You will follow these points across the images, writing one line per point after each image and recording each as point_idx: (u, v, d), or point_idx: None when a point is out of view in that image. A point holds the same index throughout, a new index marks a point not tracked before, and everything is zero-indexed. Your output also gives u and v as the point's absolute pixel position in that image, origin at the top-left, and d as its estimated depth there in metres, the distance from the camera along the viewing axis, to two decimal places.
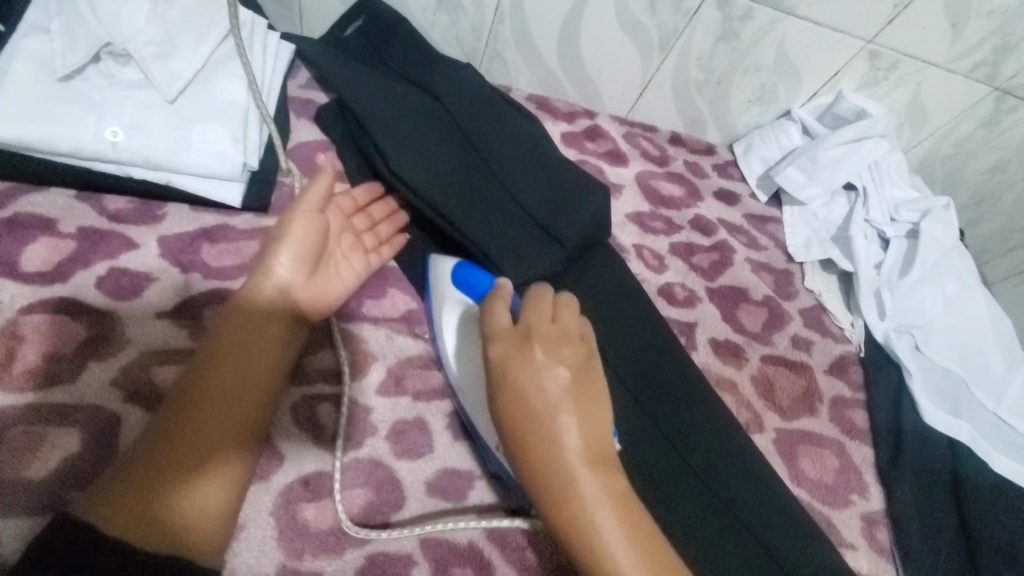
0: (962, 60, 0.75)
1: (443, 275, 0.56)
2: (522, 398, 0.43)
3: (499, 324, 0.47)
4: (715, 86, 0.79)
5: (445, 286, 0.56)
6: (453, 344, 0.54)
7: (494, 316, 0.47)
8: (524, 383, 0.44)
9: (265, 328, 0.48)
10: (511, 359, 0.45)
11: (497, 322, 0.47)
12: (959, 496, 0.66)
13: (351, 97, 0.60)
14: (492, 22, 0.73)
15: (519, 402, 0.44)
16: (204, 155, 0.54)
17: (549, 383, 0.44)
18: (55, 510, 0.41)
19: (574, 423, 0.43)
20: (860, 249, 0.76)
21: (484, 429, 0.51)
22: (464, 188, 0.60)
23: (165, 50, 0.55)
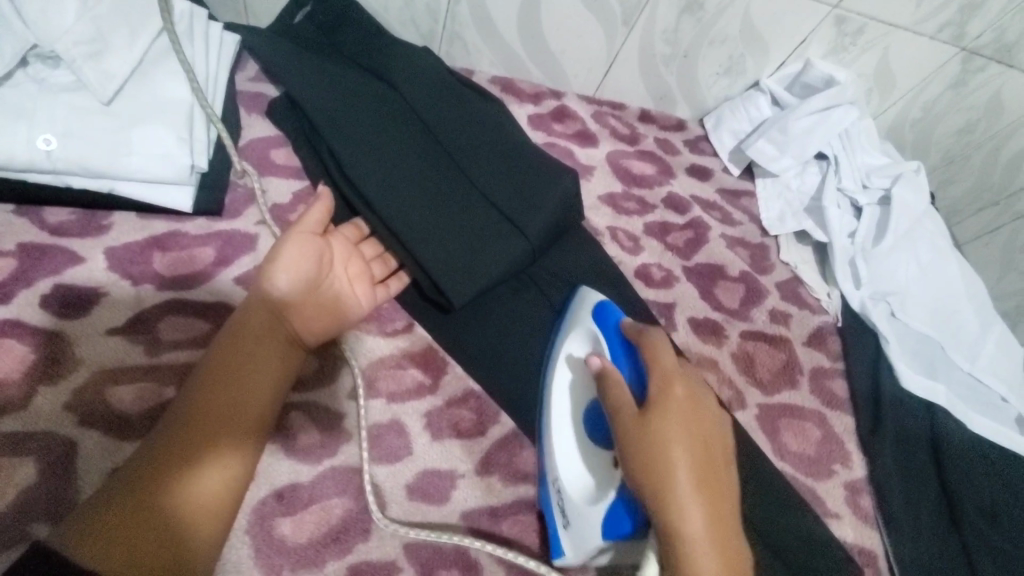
0: (929, 21, 0.75)
1: (583, 306, 0.57)
2: (671, 434, 0.45)
3: (664, 363, 0.49)
4: (683, 59, 0.77)
5: (580, 315, 0.57)
6: (569, 371, 0.55)
7: (666, 367, 0.49)
8: (687, 443, 0.45)
9: (266, 341, 0.48)
10: (682, 426, 0.46)
11: (663, 364, 0.49)
12: (937, 457, 0.68)
13: (301, 96, 0.58)
14: (449, 3, 0.69)
15: (686, 475, 0.43)
16: (148, 160, 0.51)
17: (697, 434, 0.46)
18: (26, 539, 0.39)
19: (704, 476, 0.44)
20: (834, 219, 0.76)
21: (547, 418, 0.52)
22: (423, 185, 0.58)
23: (98, 49, 0.51)
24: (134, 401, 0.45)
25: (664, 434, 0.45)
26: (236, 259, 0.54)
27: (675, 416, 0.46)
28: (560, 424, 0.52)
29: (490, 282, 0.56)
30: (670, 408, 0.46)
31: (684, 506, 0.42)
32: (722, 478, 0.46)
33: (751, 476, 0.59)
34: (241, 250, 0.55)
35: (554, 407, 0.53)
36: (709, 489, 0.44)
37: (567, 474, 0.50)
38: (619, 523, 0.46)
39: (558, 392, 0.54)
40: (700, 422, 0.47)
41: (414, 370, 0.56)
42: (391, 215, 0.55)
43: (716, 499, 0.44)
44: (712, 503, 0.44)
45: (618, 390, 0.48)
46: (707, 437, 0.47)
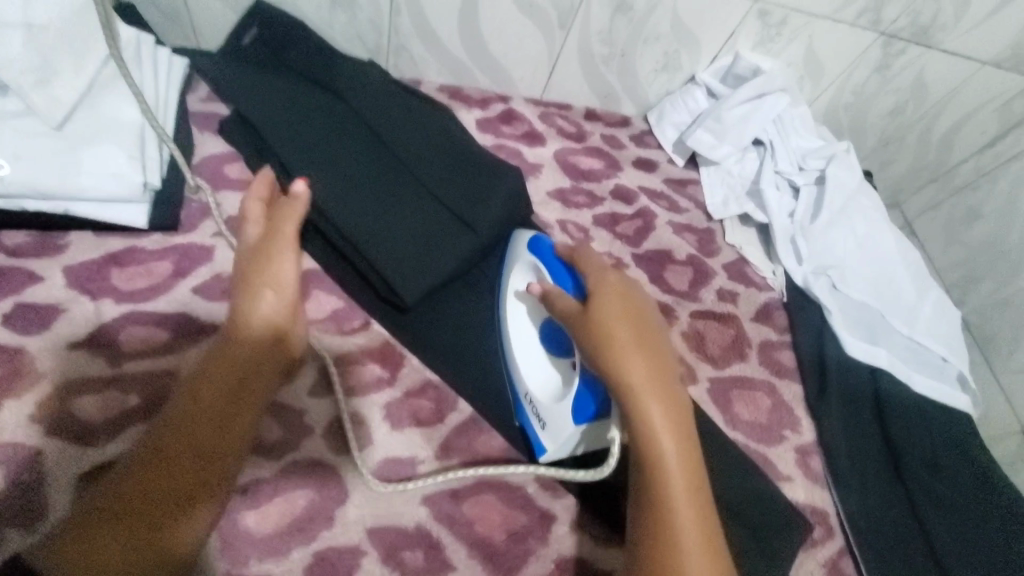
0: (846, 9, 0.79)
1: (519, 243, 0.62)
2: (601, 310, 0.50)
3: (591, 262, 0.55)
4: (620, 59, 0.81)
5: (518, 252, 0.62)
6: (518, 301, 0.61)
7: (595, 267, 0.54)
8: (617, 314, 0.50)
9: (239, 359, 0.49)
10: (615, 307, 0.50)
11: (591, 262, 0.55)
12: (882, 417, 0.72)
13: (253, 112, 0.62)
14: (390, 17, 0.72)
15: (619, 330, 0.49)
16: (101, 179, 0.53)
17: (626, 307, 0.51)
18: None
19: (635, 341, 0.49)
20: (771, 200, 0.81)
21: (510, 343, 0.59)
22: (372, 189, 0.61)
23: (46, 77, 0.52)
24: (97, 409, 0.47)
25: (603, 316, 0.50)
26: (193, 270, 0.56)
27: (608, 300, 0.51)
28: (520, 345, 0.59)
29: (442, 277, 0.59)
30: (602, 290, 0.52)
31: (622, 357, 0.48)
32: (655, 337, 0.51)
33: (703, 445, 0.62)
34: (198, 261, 0.57)
35: (512, 333, 0.59)
36: (648, 353, 0.49)
37: (534, 383, 0.56)
38: (585, 406, 0.52)
39: (512, 320, 0.60)
40: (626, 297, 0.52)
41: (373, 365, 0.58)
42: (340, 218, 0.58)
43: (657, 362, 0.49)
44: (653, 364, 0.48)
45: (558, 297, 0.53)
46: (638, 311, 0.52)
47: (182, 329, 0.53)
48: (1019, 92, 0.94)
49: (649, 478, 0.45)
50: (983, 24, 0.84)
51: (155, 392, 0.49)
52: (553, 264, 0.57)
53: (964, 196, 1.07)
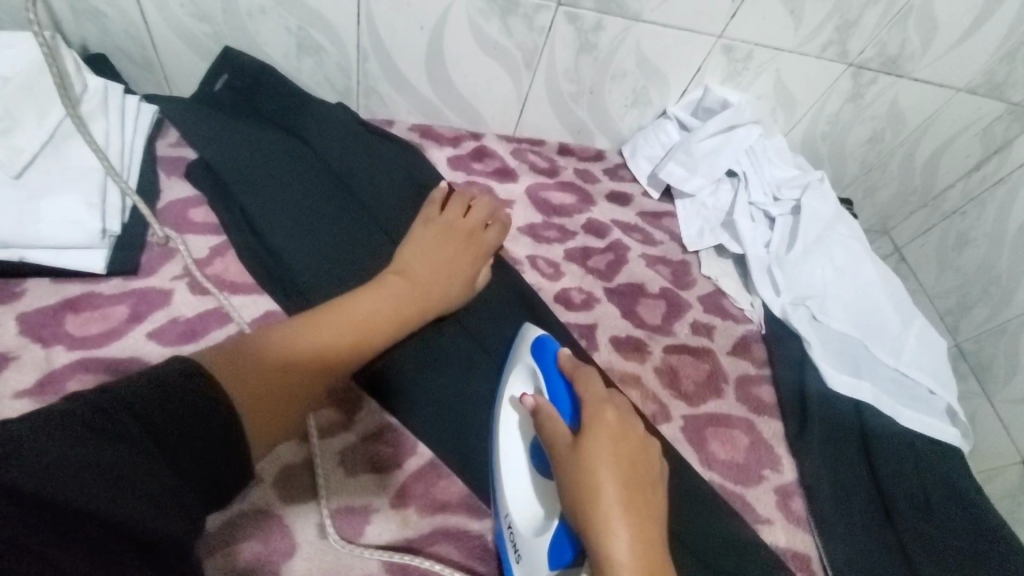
0: (811, 43, 0.79)
1: (524, 343, 0.57)
2: (591, 456, 0.45)
3: (593, 389, 0.50)
4: (589, 95, 0.82)
5: (521, 352, 0.57)
6: (516, 413, 0.55)
7: (596, 397, 0.49)
8: (613, 467, 0.45)
9: (415, 304, 0.56)
10: (614, 455, 0.45)
11: (593, 387, 0.50)
12: (868, 453, 0.69)
13: (220, 161, 0.64)
14: (357, 62, 0.73)
15: (611, 489, 0.44)
16: (59, 226, 0.54)
17: (624, 453, 0.46)
18: None
19: (624, 503, 0.43)
20: (745, 231, 0.80)
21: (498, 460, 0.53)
22: (329, 237, 0.62)
23: (7, 126, 0.55)
24: None
25: (595, 465, 0.45)
26: (149, 315, 0.56)
27: (608, 443, 0.46)
28: (507, 460, 0.53)
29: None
30: (598, 430, 0.46)
31: (609, 525, 0.42)
32: (651, 499, 0.45)
33: (675, 487, 0.60)
34: (154, 306, 0.57)
35: (501, 446, 0.53)
36: (641, 529, 0.43)
37: (517, 508, 0.50)
38: (562, 551, 0.46)
39: (505, 429, 0.54)
40: (625, 440, 0.47)
41: (329, 409, 0.56)
42: (300, 266, 0.60)
43: (649, 549, 0.42)
44: (645, 546, 0.42)
45: (549, 418, 0.49)
46: (637, 462, 0.46)
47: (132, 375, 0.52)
48: (997, 117, 0.93)
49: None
50: (953, 52, 0.83)
51: None
52: (552, 376, 0.52)
53: (953, 221, 1.06)
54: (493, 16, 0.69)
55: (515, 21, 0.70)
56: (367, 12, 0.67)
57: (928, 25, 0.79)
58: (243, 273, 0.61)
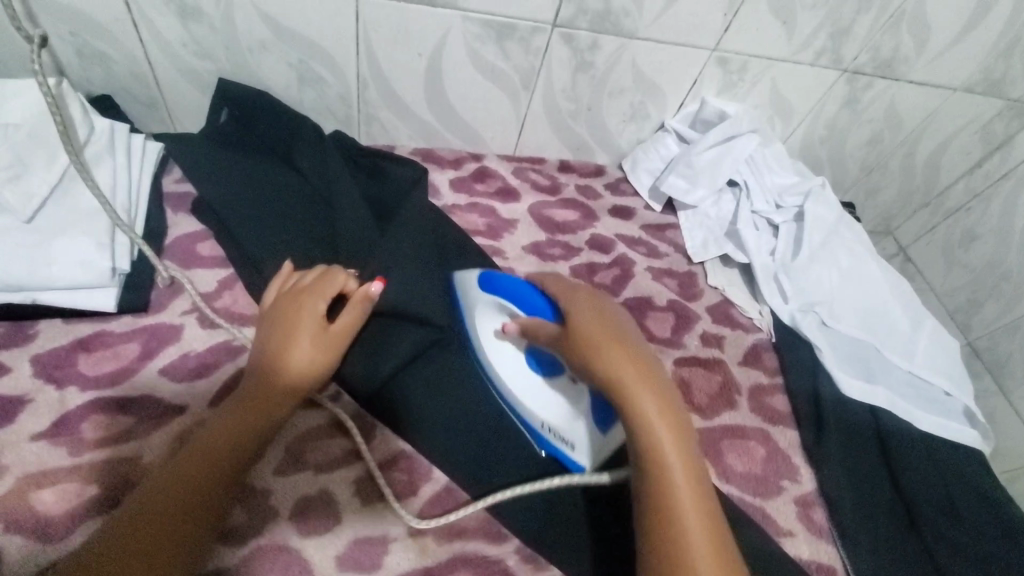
0: (804, 51, 0.80)
1: (468, 285, 0.62)
2: (575, 320, 0.51)
3: (556, 283, 0.57)
4: (588, 112, 0.82)
5: (471, 296, 0.61)
6: (498, 344, 0.61)
7: (563, 288, 0.56)
8: (593, 321, 0.51)
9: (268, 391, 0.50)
10: (591, 315, 0.52)
11: (556, 282, 0.57)
12: (887, 458, 0.68)
13: (221, 199, 0.64)
14: (357, 91, 0.74)
15: (600, 335, 0.50)
16: (69, 267, 0.55)
17: (598, 312, 0.52)
18: None
19: (615, 341, 0.49)
20: (750, 240, 0.81)
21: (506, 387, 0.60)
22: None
23: (17, 173, 0.56)
24: (56, 502, 0.46)
25: (589, 336, 0.50)
26: (161, 351, 0.56)
27: (584, 310, 0.52)
28: (518, 385, 0.60)
29: (407, 356, 0.60)
30: (573, 303, 0.53)
31: (609, 359, 0.48)
32: (635, 340, 0.51)
33: None
34: (166, 342, 0.57)
35: (508, 378, 0.60)
36: (635, 359, 0.49)
37: (546, 412, 0.58)
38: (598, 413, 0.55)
39: (497, 358, 0.61)
40: (596, 306, 0.53)
41: (342, 438, 0.56)
42: None
43: (655, 382, 0.48)
44: (643, 371, 0.48)
45: (540, 328, 0.54)
46: (611, 318, 0.53)
47: (144, 412, 0.52)
48: (996, 113, 0.94)
49: (655, 505, 0.44)
50: (948, 52, 0.84)
51: (113, 483, 0.48)
52: (511, 295, 0.57)
53: (957, 220, 1.06)
54: (490, 41, 0.70)
55: (511, 44, 0.71)
56: (367, 42, 0.68)
57: (921, 28, 0.80)
58: (251, 305, 0.62)
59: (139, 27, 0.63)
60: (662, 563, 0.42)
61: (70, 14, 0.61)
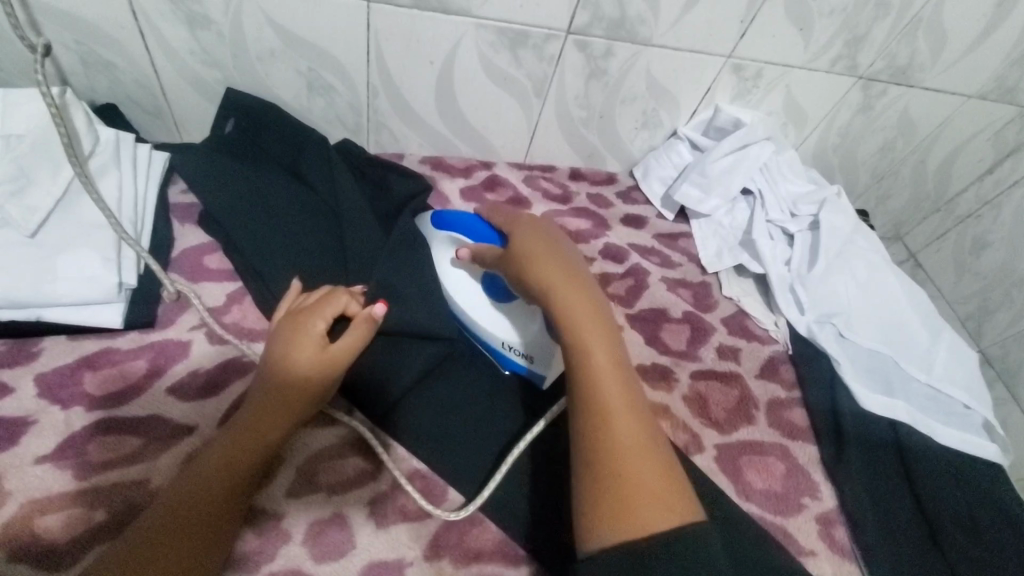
0: (820, 58, 0.79)
1: (426, 226, 0.64)
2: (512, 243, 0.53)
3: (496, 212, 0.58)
4: (600, 120, 0.81)
5: (429, 235, 0.64)
6: (458, 277, 0.63)
7: (504, 215, 0.57)
8: (525, 238, 0.52)
9: (272, 414, 0.48)
10: (526, 234, 0.53)
11: (496, 212, 0.58)
12: (908, 474, 0.67)
13: (230, 210, 0.63)
14: (367, 99, 0.73)
15: (533, 249, 0.51)
16: (74, 283, 0.53)
17: (529, 232, 0.54)
18: None
19: (545, 256, 0.50)
20: (765, 250, 0.79)
21: (468, 317, 0.62)
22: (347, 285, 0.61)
23: (21, 186, 0.55)
24: (62, 529, 0.44)
25: (524, 251, 0.51)
26: (169, 368, 0.55)
27: (521, 231, 0.54)
28: (478, 312, 0.62)
29: (418, 373, 0.59)
30: (513, 227, 0.55)
31: (536, 268, 0.49)
32: (565, 253, 0.52)
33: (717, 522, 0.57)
34: (175, 359, 0.56)
35: (463, 303, 0.63)
36: (562, 267, 0.50)
37: (505, 334, 0.60)
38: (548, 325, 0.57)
39: (457, 290, 0.63)
40: (533, 227, 0.54)
41: (355, 458, 0.55)
42: None
43: (580, 286, 0.48)
44: (569, 277, 0.49)
45: (485, 253, 0.55)
46: (544, 235, 0.53)
47: (153, 433, 0.50)
48: (1009, 120, 0.93)
49: (580, 393, 0.44)
50: (963, 59, 0.83)
51: (122, 507, 0.46)
52: (460, 228, 0.59)
53: (968, 226, 1.05)
54: (503, 49, 0.69)
55: (524, 52, 0.70)
56: (377, 49, 0.67)
57: (937, 35, 0.79)
58: (261, 320, 0.61)
59: (145, 35, 0.62)
60: (590, 447, 0.42)
61: (74, 21, 0.59)
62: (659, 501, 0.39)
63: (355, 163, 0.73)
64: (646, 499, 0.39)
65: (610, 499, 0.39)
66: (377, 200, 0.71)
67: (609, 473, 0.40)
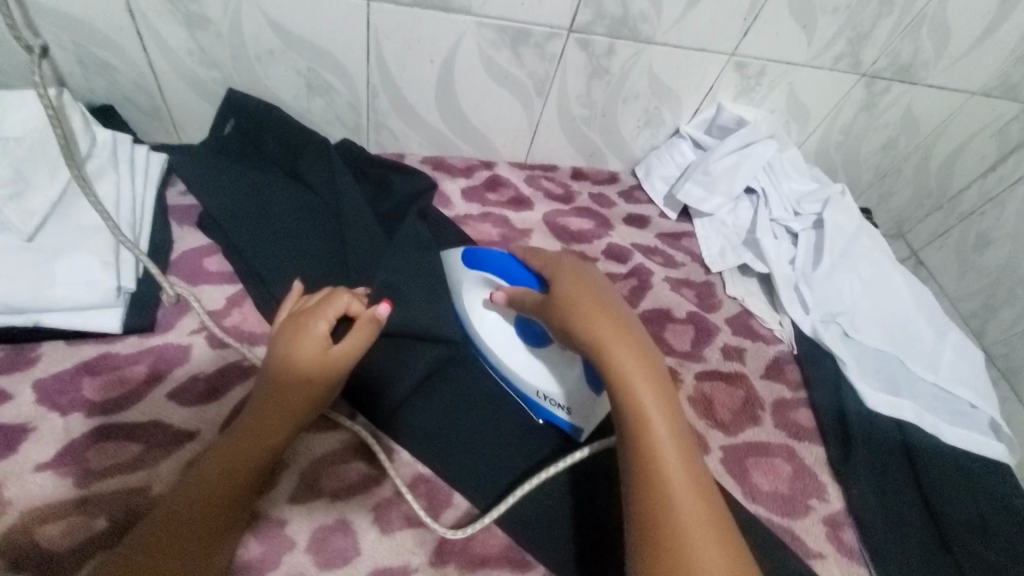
0: (823, 55, 0.78)
1: (455, 264, 0.61)
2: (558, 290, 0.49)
3: (539, 254, 0.54)
4: (602, 119, 0.80)
5: (458, 273, 0.61)
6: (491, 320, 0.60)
7: (547, 258, 0.53)
8: (572, 286, 0.49)
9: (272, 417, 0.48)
10: (573, 281, 0.49)
11: (538, 254, 0.54)
12: (915, 474, 0.66)
13: (229, 211, 0.62)
14: (367, 99, 0.72)
15: (581, 299, 0.48)
16: (73, 288, 0.52)
17: (577, 279, 0.50)
18: None
19: (598, 309, 0.47)
20: (769, 249, 0.79)
21: (502, 363, 0.60)
22: (349, 288, 0.61)
23: (19, 190, 0.54)
24: (61, 537, 0.44)
25: (570, 299, 0.48)
26: (169, 373, 0.54)
27: (568, 278, 0.50)
28: (513, 359, 0.59)
29: (420, 377, 0.58)
30: (557, 272, 0.51)
31: (585, 320, 0.46)
32: (615, 303, 0.48)
33: None
34: (175, 363, 0.55)
35: (495, 347, 0.60)
36: (614, 321, 0.46)
37: (542, 382, 0.58)
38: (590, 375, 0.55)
39: (490, 335, 0.60)
40: (580, 273, 0.51)
41: (358, 463, 0.54)
42: None
43: (634, 342, 0.45)
44: (622, 332, 0.45)
45: (523, 298, 0.53)
46: (593, 283, 0.50)
47: (153, 438, 0.50)
48: (1012, 117, 0.92)
49: (638, 462, 0.41)
50: (967, 56, 0.82)
51: (123, 513, 0.45)
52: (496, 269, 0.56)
53: (970, 223, 1.05)
54: (504, 47, 0.68)
55: (526, 51, 0.69)
56: (377, 48, 0.66)
57: (941, 32, 0.78)
58: (261, 323, 0.60)
59: (142, 35, 0.61)
60: (649, 521, 0.39)
61: (69, 22, 0.58)
62: None
63: (355, 163, 0.72)
64: None
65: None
66: (378, 201, 0.71)
67: (671, 556, 0.37)
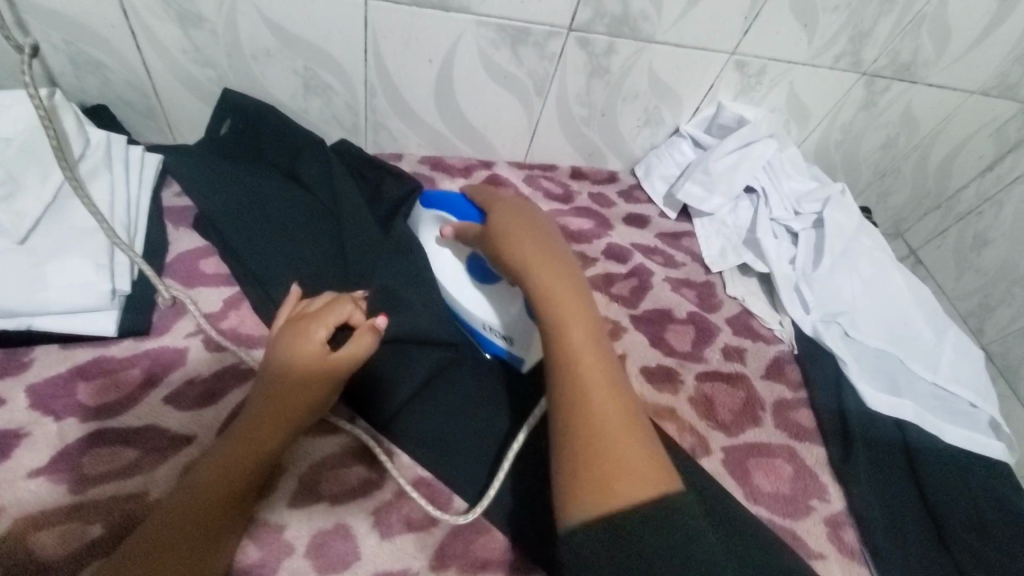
0: (824, 54, 0.78)
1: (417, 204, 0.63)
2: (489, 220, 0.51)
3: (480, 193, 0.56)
4: (601, 118, 0.80)
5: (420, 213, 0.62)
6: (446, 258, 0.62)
7: (486, 195, 0.55)
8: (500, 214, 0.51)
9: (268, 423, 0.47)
10: (504, 211, 0.51)
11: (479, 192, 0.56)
12: (916, 474, 0.66)
13: (226, 212, 0.61)
14: (364, 98, 0.71)
15: (508, 224, 0.49)
16: (67, 291, 0.52)
17: (506, 209, 0.52)
18: None
19: (522, 233, 0.48)
20: (770, 249, 0.78)
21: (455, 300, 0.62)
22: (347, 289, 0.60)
23: (10, 191, 0.53)
24: (56, 545, 0.43)
25: (498, 226, 0.50)
26: (165, 377, 0.54)
27: (500, 209, 0.52)
28: (464, 294, 0.62)
29: (421, 380, 0.57)
30: (491, 206, 0.53)
31: (509, 243, 0.48)
32: (543, 228, 0.50)
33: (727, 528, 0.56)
34: (171, 367, 0.54)
35: (450, 284, 0.62)
36: (537, 242, 0.48)
37: (487, 317, 0.60)
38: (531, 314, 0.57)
39: (445, 273, 0.62)
40: (512, 204, 0.53)
41: (358, 467, 0.54)
42: None
43: (556, 260, 0.46)
44: (544, 252, 0.47)
45: (465, 232, 0.55)
46: (523, 212, 0.52)
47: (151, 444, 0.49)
48: (1011, 116, 0.92)
49: (558, 370, 0.42)
50: (966, 55, 0.82)
51: (119, 520, 0.45)
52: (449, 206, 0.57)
53: (969, 223, 1.05)
54: (503, 46, 0.68)
55: (525, 50, 0.68)
56: (375, 48, 0.65)
57: (941, 31, 0.78)
58: (259, 325, 0.60)
59: (136, 34, 0.60)
60: (571, 422, 0.40)
61: (62, 20, 0.57)
62: (642, 477, 0.37)
63: (353, 164, 0.72)
64: (625, 475, 0.37)
65: (588, 474, 0.37)
66: (376, 201, 0.70)
67: (586, 451, 0.38)
